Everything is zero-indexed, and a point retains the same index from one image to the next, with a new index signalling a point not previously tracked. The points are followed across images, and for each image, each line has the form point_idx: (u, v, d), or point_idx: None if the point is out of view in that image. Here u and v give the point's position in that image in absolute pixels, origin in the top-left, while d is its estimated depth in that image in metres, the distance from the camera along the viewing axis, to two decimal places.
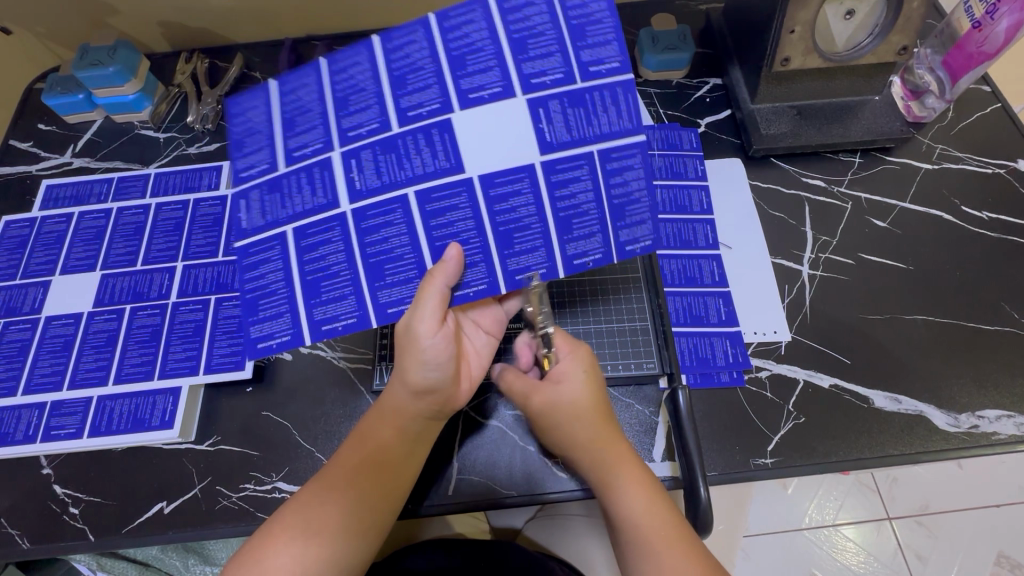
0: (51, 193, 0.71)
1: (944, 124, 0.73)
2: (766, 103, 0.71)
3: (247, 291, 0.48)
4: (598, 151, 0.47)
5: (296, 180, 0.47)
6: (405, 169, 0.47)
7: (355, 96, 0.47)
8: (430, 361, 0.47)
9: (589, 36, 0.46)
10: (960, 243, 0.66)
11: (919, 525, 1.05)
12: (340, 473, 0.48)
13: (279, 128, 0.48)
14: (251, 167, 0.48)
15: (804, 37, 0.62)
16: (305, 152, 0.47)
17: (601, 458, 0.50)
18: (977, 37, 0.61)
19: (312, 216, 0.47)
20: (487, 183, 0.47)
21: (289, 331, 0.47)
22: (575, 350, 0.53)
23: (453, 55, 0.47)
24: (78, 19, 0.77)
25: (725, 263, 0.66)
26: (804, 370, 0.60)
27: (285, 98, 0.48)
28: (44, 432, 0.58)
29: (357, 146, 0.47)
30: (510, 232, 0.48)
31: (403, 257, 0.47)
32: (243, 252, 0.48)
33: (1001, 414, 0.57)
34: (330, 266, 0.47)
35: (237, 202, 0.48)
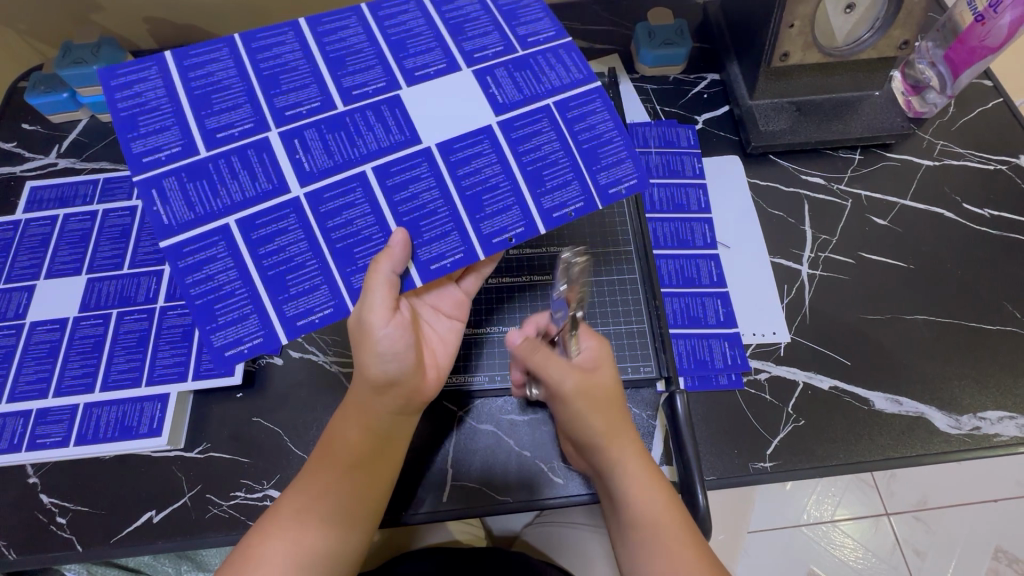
0: (35, 195, 0.70)
1: (945, 120, 0.72)
2: (766, 99, 0.69)
3: (194, 296, 0.43)
4: (554, 104, 0.50)
5: (227, 165, 0.45)
6: (358, 148, 0.47)
7: (284, 77, 0.48)
8: (385, 351, 0.46)
9: (520, 17, 0.53)
10: (962, 241, 0.65)
11: (918, 521, 1.05)
12: (329, 460, 0.48)
13: (190, 109, 0.46)
14: (156, 151, 0.45)
15: (803, 31, 0.60)
16: (232, 134, 0.46)
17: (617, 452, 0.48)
18: (980, 31, 0.60)
19: (258, 203, 0.45)
20: (445, 150, 0.48)
21: (260, 331, 0.44)
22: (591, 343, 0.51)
23: (392, 39, 0.50)
24: (60, 15, 0.75)
25: (724, 263, 0.65)
26: (804, 372, 0.59)
27: (190, 76, 0.47)
28: (30, 440, 0.57)
29: (299, 125, 0.47)
30: (479, 194, 0.47)
31: (371, 237, 0.46)
32: (175, 252, 0.44)
33: (1003, 415, 0.57)
34: (291, 256, 0.45)
35: (148, 194, 0.44)
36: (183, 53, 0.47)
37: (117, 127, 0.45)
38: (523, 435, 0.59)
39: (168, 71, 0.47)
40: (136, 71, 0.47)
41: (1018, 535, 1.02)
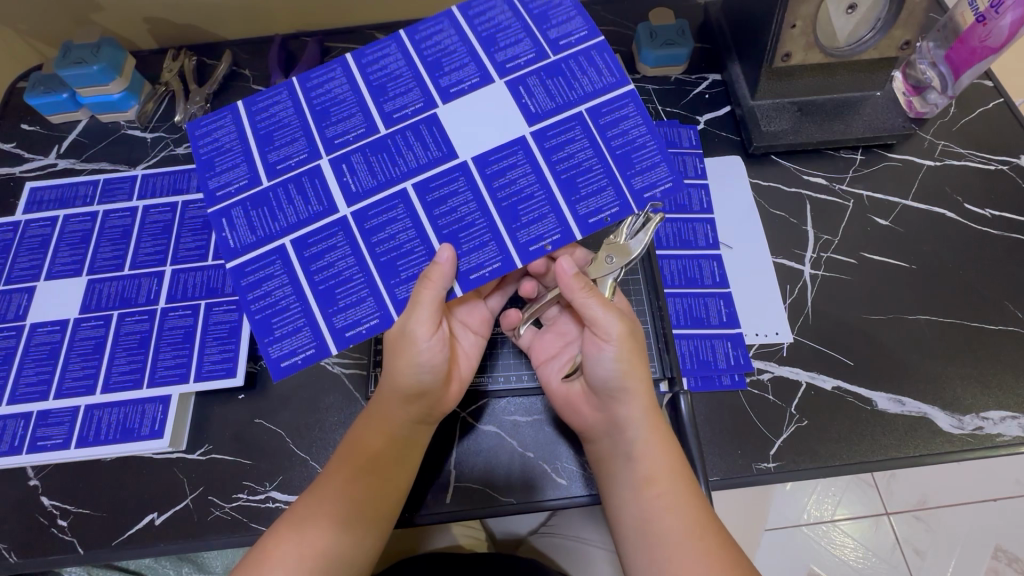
0: (35, 196, 0.69)
1: (946, 120, 0.72)
2: (767, 99, 0.69)
3: (255, 311, 0.46)
4: (587, 110, 0.48)
5: (284, 193, 0.48)
6: (400, 167, 0.47)
7: (335, 108, 0.49)
8: (425, 363, 0.48)
9: (551, 19, 0.50)
10: (964, 241, 0.65)
11: (918, 520, 1.05)
12: (342, 463, 0.48)
13: (255, 144, 0.49)
14: (227, 185, 0.48)
15: (805, 31, 0.61)
16: (289, 164, 0.48)
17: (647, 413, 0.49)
18: (981, 31, 0.60)
19: (310, 224, 0.47)
20: (482, 163, 0.47)
21: (313, 343, 0.45)
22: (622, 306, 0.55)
23: (427, 59, 0.50)
24: (60, 15, 0.75)
25: (726, 263, 0.65)
26: (807, 372, 0.59)
27: (256, 115, 0.49)
28: (30, 442, 0.56)
29: (346, 151, 0.48)
30: (513, 205, 0.47)
31: (412, 250, 0.46)
32: (239, 271, 0.46)
33: (1005, 415, 0.57)
34: (339, 271, 0.46)
35: (218, 222, 0.47)
36: (252, 99, 0.50)
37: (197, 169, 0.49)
38: (526, 437, 0.59)
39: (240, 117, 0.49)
40: (212, 116, 0.50)
41: (1018, 534, 1.02)
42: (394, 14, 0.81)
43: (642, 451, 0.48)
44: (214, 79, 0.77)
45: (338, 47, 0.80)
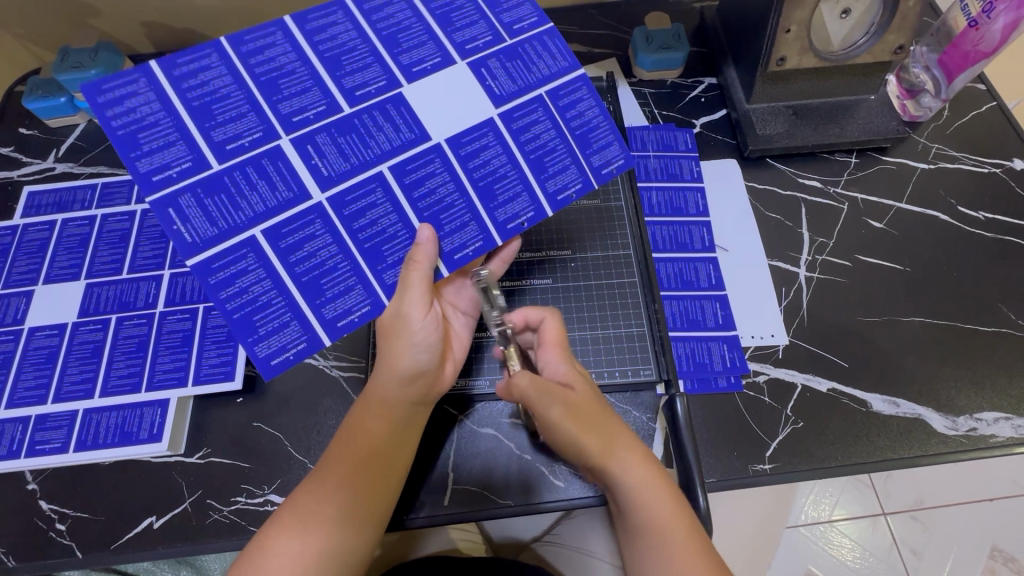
0: (33, 200, 0.69)
1: (939, 123, 0.73)
2: (762, 103, 0.70)
3: (231, 311, 0.43)
4: (546, 93, 0.51)
5: (243, 176, 0.44)
6: (373, 149, 0.47)
7: (285, 79, 0.46)
8: (419, 343, 0.49)
9: (502, 3, 0.52)
10: (957, 243, 0.66)
11: (914, 520, 1.05)
12: (342, 455, 0.48)
13: (190, 119, 0.43)
14: (165, 167, 0.42)
15: (799, 36, 0.61)
16: (242, 145, 0.44)
17: (635, 463, 0.46)
18: (974, 35, 0.61)
19: (280, 211, 0.44)
20: (455, 145, 0.48)
21: (303, 337, 0.44)
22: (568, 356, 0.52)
23: (383, 35, 0.49)
24: (58, 19, 0.75)
25: (722, 265, 0.65)
26: (802, 374, 0.59)
27: (183, 84, 0.43)
28: (28, 447, 0.56)
29: (307, 131, 0.45)
30: (490, 185, 0.49)
31: (396, 235, 0.47)
32: (203, 269, 0.42)
33: (998, 417, 0.57)
34: (322, 261, 0.45)
35: (165, 213, 0.42)
36: (171, 59, 0.44)
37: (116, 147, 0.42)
38: (523, 439, 0.59)
39: (160, 82, 0.43)
40: (120, 80, 0.43)
41: (1014, 533, 1.03)
42: None
43: (635, 502, 0.46)
44: None
45: None
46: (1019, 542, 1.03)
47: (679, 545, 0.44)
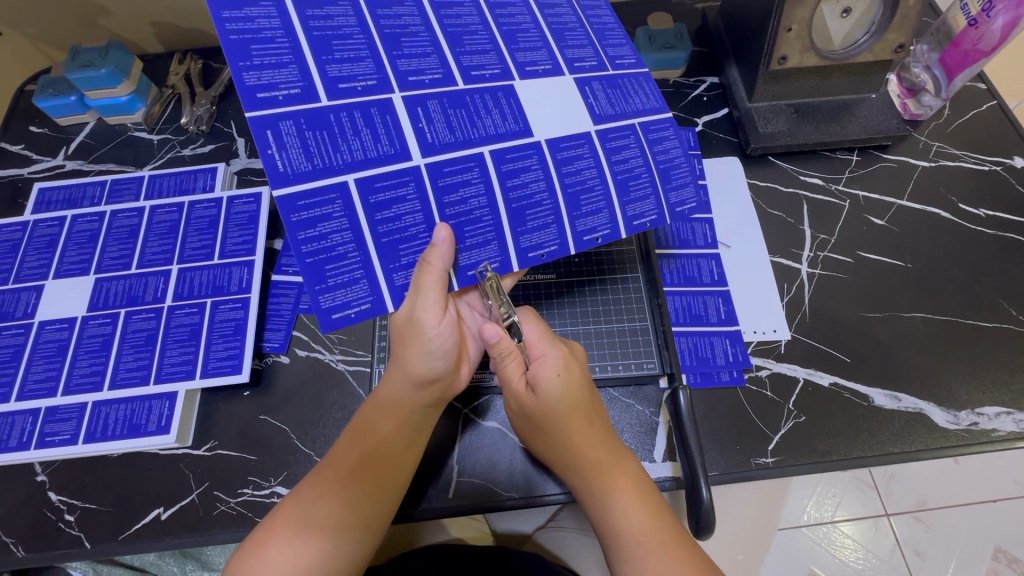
0: (43, 196, 0.70)
1: (940, 122, 0.74)
2: (764, 101, 0.71)
3: (306, 255, 0.41)
4: (639, 125, 0.52)
5: (349, 120, 0.42)
6: (478, 128, 0.46)
7: (406, 37, 0.46)
8: (435, 350, 0.48)
9: (609, 39, 0.54)
10: (959, 241, 0.66)
11: (917, 521, 1.06)
12: (339, 462, 0.49)
13: (309, 48, 0.42)
14: (272, 88, 0.40)
15: (800, 35, 0.62)
16: (354, 87, 0.43)
17: (583, 470, 0.50)
18: (973, 35, 0.62)
19: (378, 166, 0.43)
20: (553, 147, 0.48)
21: (368, 298, 0.44)
22: (549, 353, 0.50)
23: (504, 30, 0.50)
24: (70, 19, 0.77)
25: (724, 261, 0.66)
26: (804, 368, 0.60)
27: (308, 12, 0.43)
28: (38, 438, 0.57)
29: (421, 93, 0.45)
30: (577, 194, 0.49)
31: (481, 219, 0.46)
32: (289, 204, 0.40)
33: (999, 411, 0.57)
34: (406, 226, 0.44)
35: (262, 135, 0.40)
36: None
37: (225, 53, 0.40)
38: None
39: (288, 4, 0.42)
40: None
41: (1018, 535, 1.02)
42: None
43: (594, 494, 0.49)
44: (219, 83, 0.79)
45: None
46: None
47: (640, 540, 0.46)
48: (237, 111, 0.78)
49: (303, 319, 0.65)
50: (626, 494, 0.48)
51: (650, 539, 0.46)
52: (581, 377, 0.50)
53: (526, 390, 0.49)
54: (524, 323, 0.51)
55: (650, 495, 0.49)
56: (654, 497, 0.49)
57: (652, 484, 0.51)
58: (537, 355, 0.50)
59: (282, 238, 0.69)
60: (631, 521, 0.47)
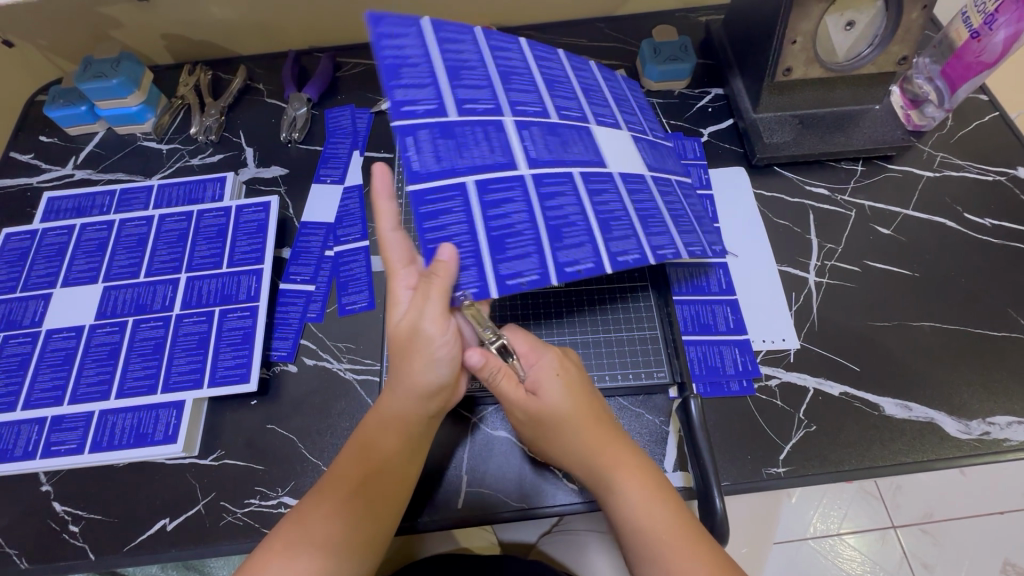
0: (53, 205, 0.71)
1: (944, 133, 0.74)
2: (769, 112, 0.72)
3: (426, 242, 0.45)
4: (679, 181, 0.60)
5: (472, 133, 0.48)
6: (569, 154, 0.52)
7: (515, 76, 0.53)
8: (442, 358, 0.48)
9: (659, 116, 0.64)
10: (965, 249, 0.66)
11: (924, 533, 1.05)
12: (338, 479, 0.47)
13: (445, 75, 0.49)
14: (413, 103, 0.47)
15: (805, 47, 0.63)
16: (477, 108, 0.49)
17: (591, 466, 0.48)
18: (976, 47, 0.63)
19: (491, 172, 0.48)
20: (624, 177, 0.54)
21: (476, 283, 0.45)
22: (545, 357, 0.50)
23: (582, 81, 0.59)
24: (84, 30, 0.78)
25: (732, 271, 0.66)
26: (814, 378, 0.60)
27: (445, 47, 0.50)
28: (44, 448, 0.56)
29: (526, 120, 0.51)
30: (645, 217, 0.53)
31: (575, 222, 0.49)
32: (418, 198, 0.45)
33: (1011, 420, 0.57)
34: (513, 223, 0.47)
35: (402, 141, 0.46)
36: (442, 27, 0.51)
37: (381, 73, 0.47)
38: None
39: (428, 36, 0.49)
40: (397, 23, 0.49)
41: None
42: None
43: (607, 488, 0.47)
44: (229, 94, 0.80)
45: (349, 63, 0.84)
46: None
47: (659, 534, 0.44)
48: (246, 121, 0.79)
49: (312, 328, 0.65)
50: (637, 488, 0.46)
51: (669, 534, 0.44)
52: (579, 374, 0.51)
53: (527, 396, 0.49)
54: (512, 338, 0.51)
55: (664, 488, 0.47)
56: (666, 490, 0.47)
57: (663, 477, 0.49)
58: (533, 362, 0.50)
59: (290, 246, 0.69)
60: (644, 514, 0.45)
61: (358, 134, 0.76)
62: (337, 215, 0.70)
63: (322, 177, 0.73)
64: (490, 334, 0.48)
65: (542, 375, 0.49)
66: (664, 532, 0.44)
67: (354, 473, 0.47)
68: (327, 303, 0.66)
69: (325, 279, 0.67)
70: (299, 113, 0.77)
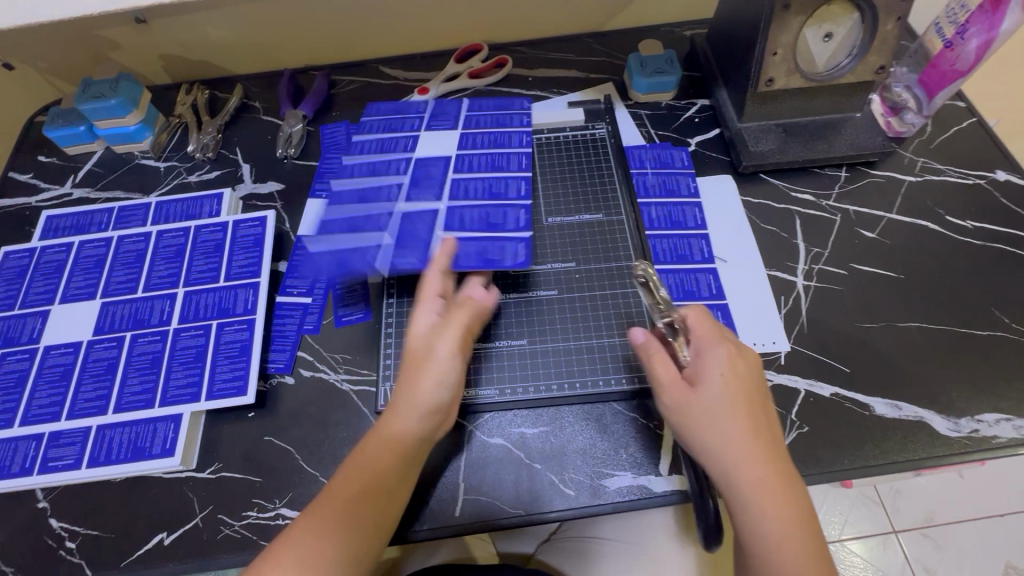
0: (51, 223, 0.72)
1: (924, 138, 0.76)
2: (754, 122, 0.74)
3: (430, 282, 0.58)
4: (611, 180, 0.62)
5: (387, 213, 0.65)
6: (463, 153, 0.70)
7: (372, 165, 0.69)
8: (443, 379, 0.53)
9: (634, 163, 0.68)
10: (948, 251, 0.68)
11: (925, 537, 1.13)
12: (326, 499, 0.47)
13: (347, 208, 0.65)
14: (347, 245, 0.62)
15: (786, 58, 0.65)
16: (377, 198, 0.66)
17: (733, 470, 0.46)
18: (950, 56, 0.66)
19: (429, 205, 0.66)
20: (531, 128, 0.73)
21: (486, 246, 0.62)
22: (720, 354, 0.49)
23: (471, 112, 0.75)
24: (84, 52, 0.80)
25: (722, 276, 0.67)
26: (804, 379, 0.61)
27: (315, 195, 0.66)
28: (41, 463, 0.56)
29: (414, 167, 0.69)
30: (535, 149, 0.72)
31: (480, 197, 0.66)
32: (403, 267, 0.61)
33: (999, 418, 0.58)
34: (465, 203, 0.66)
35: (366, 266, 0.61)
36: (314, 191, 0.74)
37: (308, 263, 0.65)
38: (532, 448, 0.58)
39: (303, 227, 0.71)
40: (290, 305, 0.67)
41: None
42: (396, 46, 0.87)
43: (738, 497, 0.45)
44: (226, 112, 0.82)
45: (344, 79, 0.86)
46: None
47: (781, 557, 0.43)
48: (243, 138, 0.81)
49: (308, 339, 0.65)
50: (776, 504, 0.44)
51: (800, 560, 0.43)
52: (750, 375, 0.49)
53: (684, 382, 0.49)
54: (691, 325, 0.52)
55: (802, 510, 0.45)
56: (805, 507, 0.45)
57: (803, 493, 0.46)
58: (704, 355, 0.50)
59: (287, 260, 0.70)
60: (781, 529, 0.44)
61: None
62: None
63: (318, 192, 0.74)
64: (665, 309, 0.55)
65: (705, 368, 0.49)
66: (794, 554, 0.43)
67: (347, 492, 0.48)
68: (324, 315, 0.67)
69: (321, 291, 0.68)
70: (295, 129, 0.79)
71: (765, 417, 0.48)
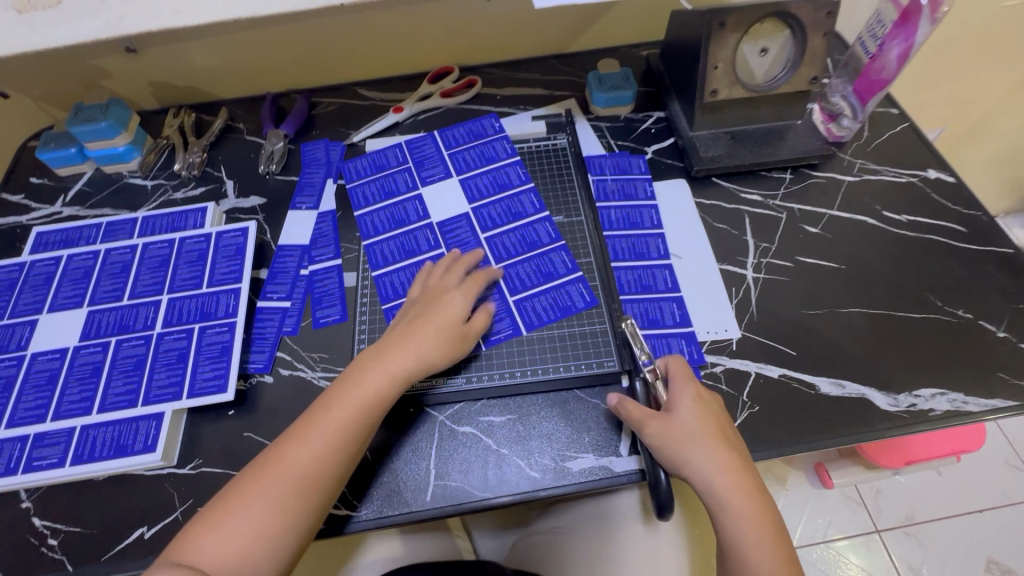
0: (41, 238, 0.75)
1: (861, 142, 0.83)
2: (704, 130, 0.80)
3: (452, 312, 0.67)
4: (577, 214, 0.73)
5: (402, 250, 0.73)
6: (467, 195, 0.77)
7: (384, 213, 0.76)
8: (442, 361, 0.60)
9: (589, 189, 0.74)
10: (885, 242, 0.73)
11: (907, 536, 1.16)
12: (280, 466, 0.52)
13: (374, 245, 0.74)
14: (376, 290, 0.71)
15: (727, 71, 0.72)
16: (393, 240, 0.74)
17: (713, 489, 0.52)
18: (875, 66, 0.72)
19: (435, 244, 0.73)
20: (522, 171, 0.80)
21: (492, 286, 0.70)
22: (688, 389, 0.55)
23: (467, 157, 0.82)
24: (76, 79, 0.85)
25: (677, 271, 0.72)
26: (755, 363, 0.65)
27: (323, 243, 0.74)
28: (26, 463, 0.59)
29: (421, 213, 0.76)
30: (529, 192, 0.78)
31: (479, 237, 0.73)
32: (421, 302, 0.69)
33: (935, 392, 0.62)
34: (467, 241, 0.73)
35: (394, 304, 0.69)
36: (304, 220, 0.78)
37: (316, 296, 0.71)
38: (500, 435, 0.61)
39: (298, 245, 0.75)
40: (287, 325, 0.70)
41: (1011, 548, 1.13)
42: (373, 69, 0.93)
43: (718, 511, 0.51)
44: (211, 133, 0.86)
45: (324, 101, 0.91)
46: (1016, 556, 1.12)
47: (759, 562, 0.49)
48: (227, 157, 0.85)
49: (287, 340, 0.69)
50: (750, 516, 0.51)
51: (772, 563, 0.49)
52: (713, 406, 0.56)
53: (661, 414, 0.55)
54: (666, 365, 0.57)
55: (771, 521, 0.52)
56: (773, 515, 0.52)
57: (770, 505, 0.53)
58: (677, 388, 0.55)
59: (267, 267, 0.74)
60: (755, 531, 0.50)
61: (332, 164, 0.83)
62: (311, 237, 0.76)
63: (298, 205, 0.79)
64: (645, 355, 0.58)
65: (677, 400, 0.55)
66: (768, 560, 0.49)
67: (283, 473, 0.52)
68: (302, 317, 0.70)
69: (300, 295, 0.71)
70: (276, 147, 0.84)
71: (732, 443, 0.54)
